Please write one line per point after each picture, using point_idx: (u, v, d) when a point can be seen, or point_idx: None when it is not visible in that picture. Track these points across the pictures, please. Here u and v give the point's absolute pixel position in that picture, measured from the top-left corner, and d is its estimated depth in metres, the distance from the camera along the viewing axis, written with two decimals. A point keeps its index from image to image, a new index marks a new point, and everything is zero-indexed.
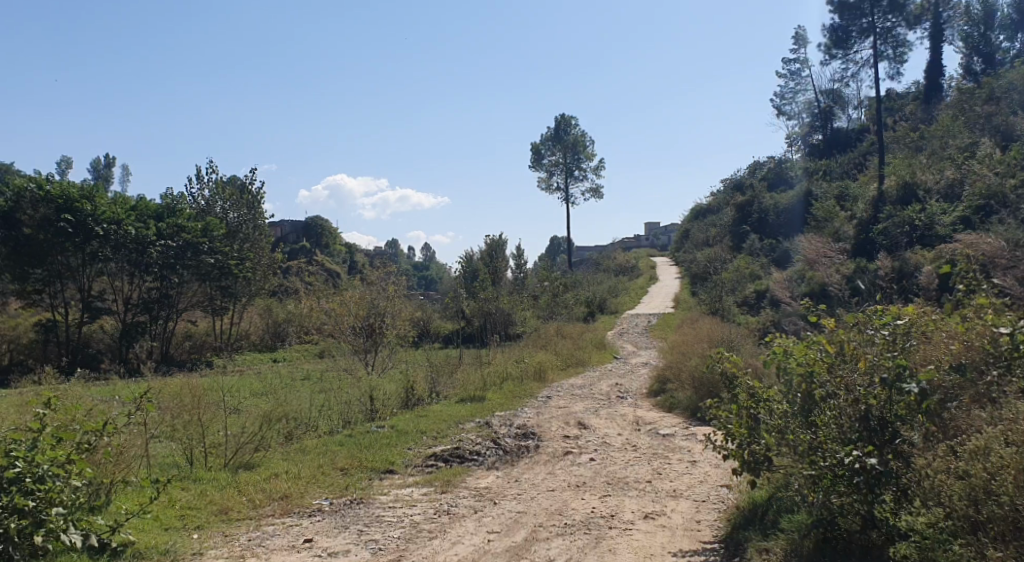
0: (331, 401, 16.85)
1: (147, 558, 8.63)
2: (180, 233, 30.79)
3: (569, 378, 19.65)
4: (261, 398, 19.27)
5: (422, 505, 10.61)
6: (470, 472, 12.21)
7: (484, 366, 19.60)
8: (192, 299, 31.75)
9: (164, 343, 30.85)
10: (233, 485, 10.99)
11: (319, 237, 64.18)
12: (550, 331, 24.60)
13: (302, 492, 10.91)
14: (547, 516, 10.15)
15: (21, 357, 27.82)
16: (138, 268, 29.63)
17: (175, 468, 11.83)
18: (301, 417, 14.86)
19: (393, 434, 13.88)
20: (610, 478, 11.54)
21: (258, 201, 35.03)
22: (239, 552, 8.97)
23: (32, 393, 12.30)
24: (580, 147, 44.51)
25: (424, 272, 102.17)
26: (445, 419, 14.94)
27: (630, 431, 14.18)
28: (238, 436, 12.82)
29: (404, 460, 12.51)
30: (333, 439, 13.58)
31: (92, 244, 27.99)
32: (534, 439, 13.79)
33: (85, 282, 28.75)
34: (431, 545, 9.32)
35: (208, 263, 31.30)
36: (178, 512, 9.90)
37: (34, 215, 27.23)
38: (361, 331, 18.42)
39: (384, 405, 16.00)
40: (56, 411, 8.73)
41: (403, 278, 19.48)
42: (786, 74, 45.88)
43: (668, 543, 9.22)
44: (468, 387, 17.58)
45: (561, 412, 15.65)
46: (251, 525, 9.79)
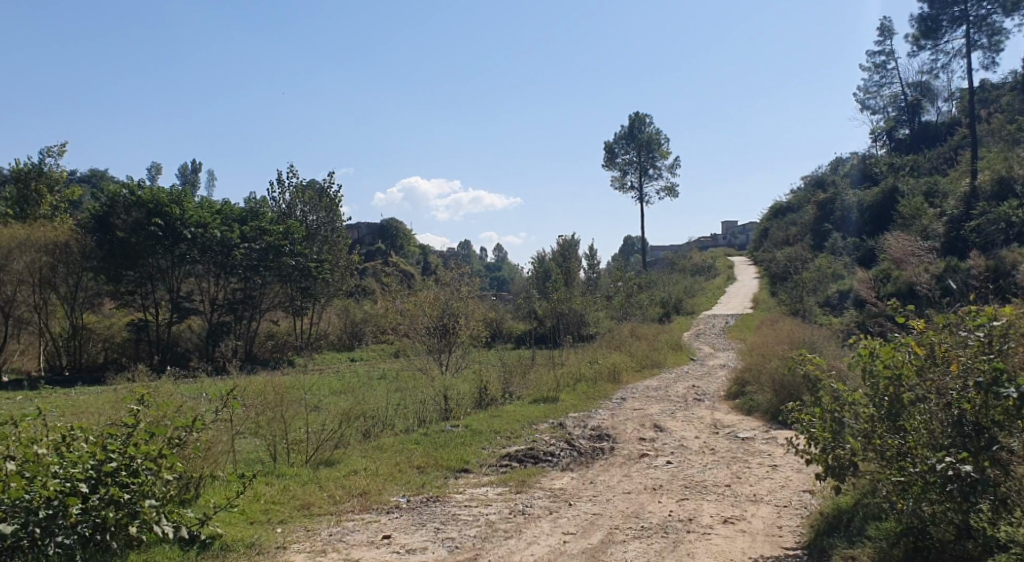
0: (406, 400, 17.09)
1: (234, 550, 8.86)
2: (263, 236, 31.68)
3: (644, 379, 19.45)
4: (339, 396, 19.67)
5: (497, 505, 10.66)
6: (545, 472, 12.21)
7: (558, 366, 19.56)
8: (275, 299, 32.82)
9: (247, 342, 31.95)
10: (314, 481, 11.25)
11: (394, 239, 65.11)
12: (624, 332, 24.42)
13: (380, 489, 11.08)
14: (623, 518, 10.07)
15: (114, 356, 29.14)
16: (224, 270, 30.72)
17: (259, 464, 12.21)
18: (379, 416, 15.13)
19: (468, 433, 14.00)
20: (688, 481, 11.39)
21: (335, 204, 35.56)
22: (321, 547, 9.17)
23: (124, 389, 12.81)
24: (655, 146, 44.05)
25: (498, 272, 102.71)
26: (519, 420, 14.98)
27: (708, 434, 13.96)
28: (319, 434, 13.18)
29: (479, 460, 12.60)
30: (408, 438, 13.75)
31: (180, 246, 29.17)
32: (609, 441, 13.71)
33: (174, 283, 29.83)
34: (506, 545, 9.34)
35: (289, 265, 32.26)
36: (263, 506, 10.20)
37: (127, 219, 28.29)
38: (436, 331, 18.61)
39: (458, 405, 16.15)
40: (149, 408, 9.09)
41: (477, 279, 19.62)
42: (871, 66, 44.35)
43: (749, 548, 9.05)
44: (541, 388, 17.60)
45: (637, 414, 15.51)
46: (332, 520, 9.99)
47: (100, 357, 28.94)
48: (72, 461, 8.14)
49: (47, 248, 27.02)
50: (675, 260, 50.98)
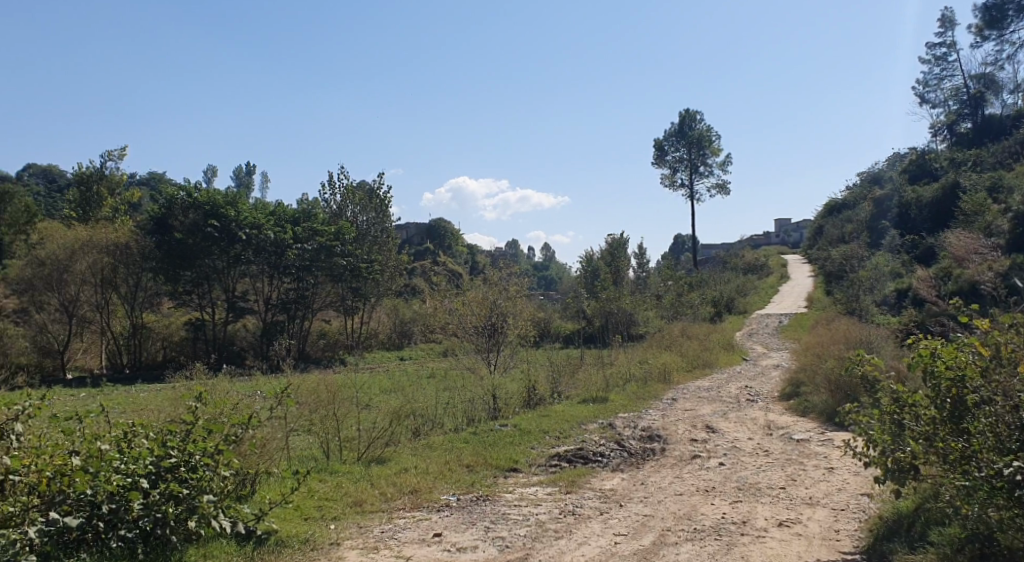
0: (455, 398, 17.18)
1: (290, 546, 9.01)
2: (315, 237, 32.08)
3: (695, 379, 19.26)
4: (389, 394, 19.84)
5: (548, 505, 10.64)
6: (595, 473, 12.16)
7: (607, 366, 19.46)
8: (326, 299, 33.27)
9: (300, 341, 32.40)
10: (366, 478, 11.37)
11: (442, 239, 65.48)
12: (674, 332, 24.21)
13: (430, 487, 11.14)
14: (675, 520, 9.97)
15: (173, 354, 29.77)
16: (277, 270, 31.25)
17: (313, 461, 12.37)
18: (428, 414, 15.23)
19: (517, 433, 14.00)
20: (741, 483, 11.22)
21: (385, 205, 35.92)
22: (373, 544, 9.24)
23: (181, 387, 13.09)
24: (706, 143, 43.55)
25: (546, 270, 102.57)
26: (568, 420, 14.94)
27: (761, 435, 13.74)
28: (370, 433, 13.34)
29: (528, 459, 12.60)
30: (458, 437, 13.81)
31: (235, 247, 29.76)
32: (660, 442, 13.59)
33: (230, 283, 30.40)
34: (557, 545, 9.32)
35: (340, 265, 32.67)
36: (317, 503, 10.34)
37: (184, 221, 29.01)
38: (484, 330, 18.67)
39: (507, 404, 16.19)
40: (207, 405, 9.25)
41: (526, 278, 19.64)
42: (931, 59, 43.25)
43: (805, 552, 8.89)
44: (590, 388, 17.53)
45: (688, 415, 15.35)
46: (384, 518, 10.07)
47: (160, 355, 29.58)
48: (132, 457, 8.34)
49: (108, 249, 27.79)
50: (726, 259, 50.32)
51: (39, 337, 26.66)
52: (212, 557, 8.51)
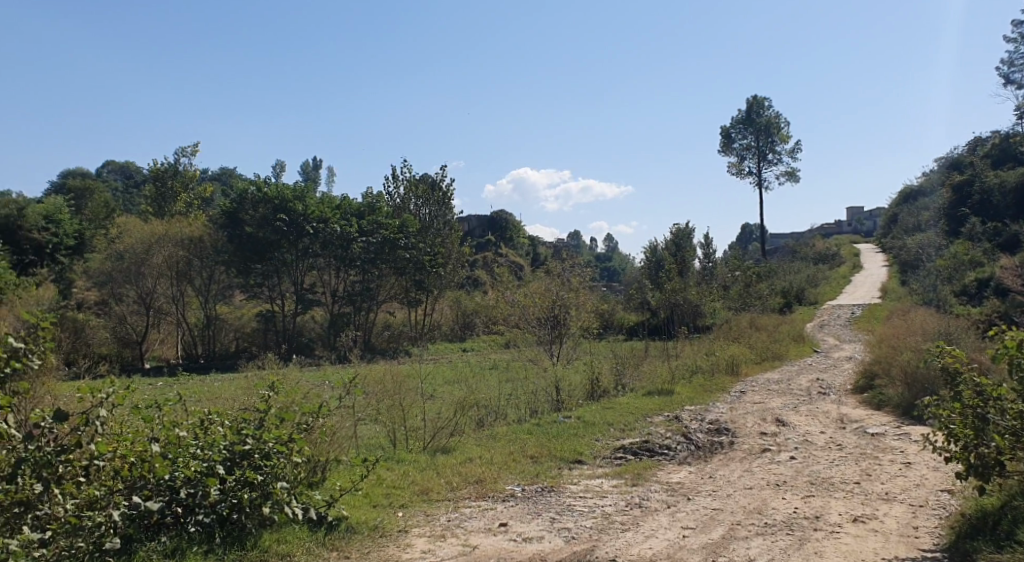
0: (518, 389, 17.21)
1: (359, 532, 9.14)
2: (379, 230, 32.43)
3: (764, 372, 18.91)
4: (454, 385, 19.97)
5: (613, 497, 10.58)
6: (661, 466, 12.04)
7: (673, 358, 19.23)
8: (391, 291, 33.67)
9: (366, 332, 32.90)
10: (432, 467, 11.50)
11: (504, 230, 65.65)
12: (743, 323, 23.79)
13: (495, 477, 11.19)
14: (745, 514, 9.81)
15: (245, 344, 30.63)
16: (343, 263, 31.77)
17: (379, 450, 12.51)
18: (491, 405, 15.31)
19: (580, 425, 13.94)
20: (813, 477, 10.98)
21: (448, 198, 36.06)
22: (441, 532, 9.32)
23: (252, 377, 13.43)
24: (774, 130, 42.64)
25: (609, 261, 101.99)
26: (632, 412, 14.83)
27: (833, 429, 13.41)
28: (435, 423, 13.46)
29: (592, 451, 12.54)
30: (522, 428, 13.82)
31: (303, 240, 30.29)
32: (728, 435, 13.38)
33: (298, 276, 31.03)
34: (624, 537, 9.26)
35: (404, 258, 32.85)
36: (385, 490, 10.48)
37: (255, 215, 29.66)
38: (546, 322, 18.61)
39: (570, 396, 16.15)
40: (279, 394, 9.42)
41: (588, 270, 19.56)
42: (1017, 38, 41.42)
43: (882, 549, 8.66)
44: (655, 380, 17.34)
45: (758, 408, 15.07)
46: (450, 506, 10.15)
47: (233, 345, 30.48)
48: (208, 443, 8.60)
49: (182, 243, 28.63)
50: (795, 249, 49.16)
51: (118, 328, 27.62)
52: (286, 542, 8.65)
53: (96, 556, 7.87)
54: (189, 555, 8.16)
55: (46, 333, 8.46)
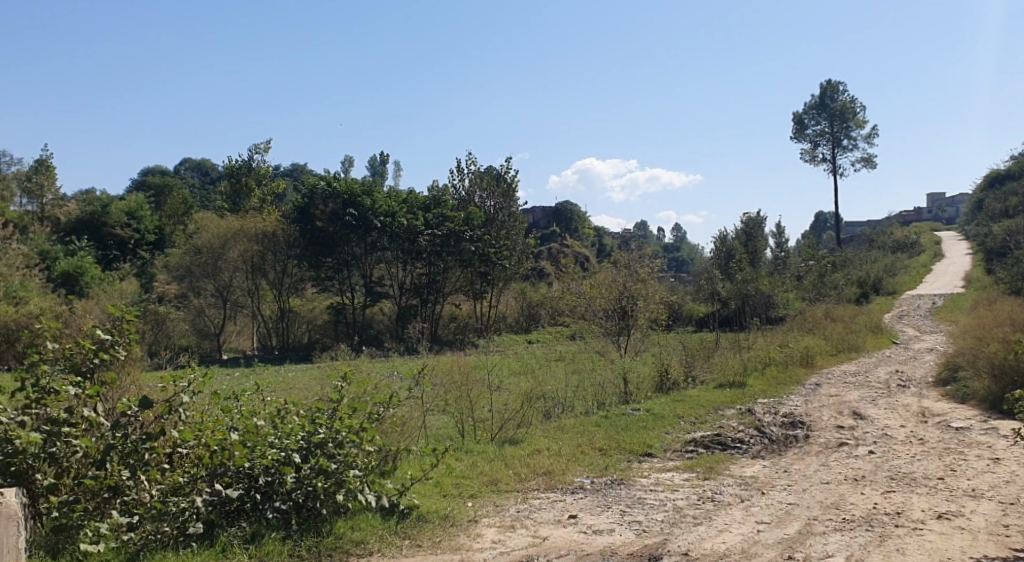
0: (586, 381, 17.14)
1: (430, 521, 9.19)
2: (445, 222, 32.35)
3: (840, 364, 18.43)
4: (521, 377, 20.04)
5: (685, 490, 10.44)
6: (734, 459, 11.83)
7: (744, 350, 18.92)
8: (456, 283, 33.89)
9: (433, 324, 33.30)
10: (500, 458, 11.52)
11: (570, 222, 65.43)
12: (818, 314, 23.24)
13: (564, 469, 11.16)
14: (822, 510, 9.57)
15: (317, 336, 31.48)
16: (410, 256, 32.07)
17: (448, 440, 12.61)
18: (558, 397, 15.29)
19: (650, 417, 13.81)
20: (894, 472, 10.65)
21: (513, 189, 35.77)
22: (510, 522, 9.33)
23: (325, 369, 13.75)
24: (849, 115, 41.48)
25: (677, 252, 100.79)
26: (704, 405, 14.63)
27: (914, 423, 13.00)
28: (502, 414, 13.55)
29: (662, 445, 12.40)
30: (589, 420, 13.76)
31: (372, 235, 30.63)
32: (803, 429, 13.09)
33: (367, 270, 31.51)
34: (696, 531, 9.15)
35: (469, 251, 32.87)
36: (455, 480, 10.56)
37: (325, 210, 30.08)
38: (614, 313, 18.49)
39: (638, 389, 16.02)
40: (351, 385, 9.56)
41: (657, 260, 19.33)
42: None
43: (969, 547, 8.35)
44: (726, 372, 17.06)
45: (834, 401, 14.70)
46: (519, 497, 10.16)
47: (305, 337, 31.42)
48: (285, 433, 8.80)
49: (257, 238, 29.34)
50: (872, 236, 47.68)
51: (197, 320, 28.75)
52: (360, 529, 8.74)
53: (180, 540, 8.14)
54: (268, 540, 8.31)
55: (131, 325, 8.77)
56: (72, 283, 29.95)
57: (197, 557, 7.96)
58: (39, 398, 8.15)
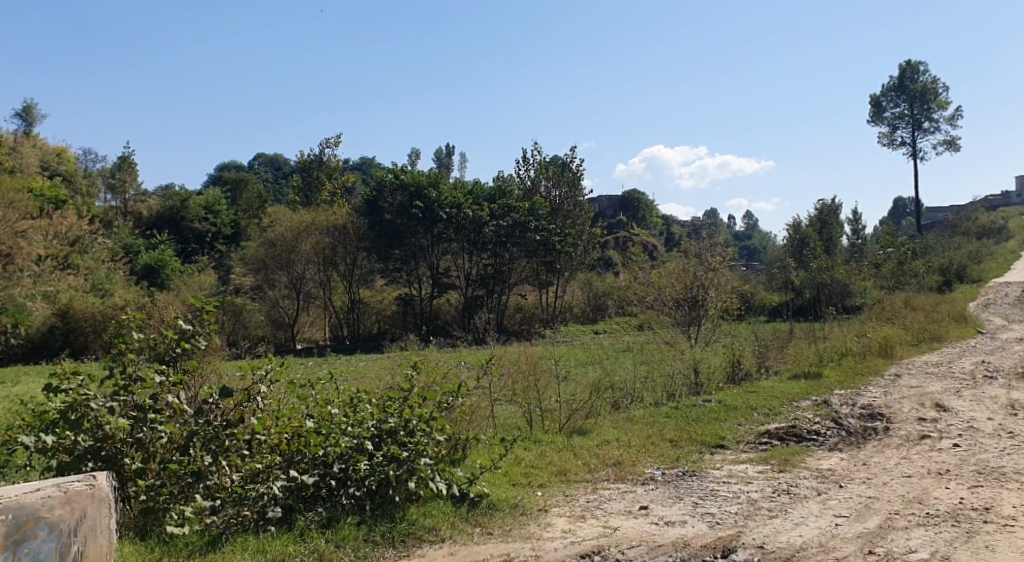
0: (655, 371, 16.96)
1: (501, 509, 9.19)
2: (510, 213, 32.29)
3: (921, 354, 17.83)
4: (589, 367, 19.95)
5: (760, 483, 10.23)
6: (810, 452, 11.56)
7: (820, 341, 18.48)
8: (522, 274, 33.91)
9: (499, 314, 33.42)
10: (569, 449, 11.51)
11: (636, 211, 64.93)
12: (897, 303, 22.53)
13: (634, 460, 11.08)
14: (904, 504, 9.29)
15: (386, 327, 31.98)
16: (476, 247, 32.16)
17: (517, 430, 12.68)
18: (626, 388, 15.16)
19: (723, 409, 13.59)
20: (981, 466, 10.25)
21: (579, 177, 35.49)
22: (580, 512, 9.29)
23: (396, 357, 13.90)
24: (930, 96, 39.97)
25: (748, 240, 99.03)
26: (778, 396, 14.34)
27: (1003, 416, 12.48)
28: (571, 404, 13.52)
29: (735, 436, 12.19)
30: (660, 411, 13.62)
31: (438, 226, 30.86)
32: (882, 421, 12.71)
33: (434, 260, 31.78)
34: (771, 524, 8.97)
35: (534, 241, 32.76)
36: (524, 470, 10.59)
37: (393, 203, 30.51)
38: (683, 303, 18.25)
39: (709, 379, 15.74)
40: (421, 374, 9.67)
41: (730, 249, 18.89)
42: None
43: None
44: (801, 362, 16.73)
45: (915, 392, 14.24)
46: (589, 488, 10.13)
47: (375, 328, 31.91)
48: (358, 421, 8.97)
49: (328, 231, 29.86)
50: (954, 221, 45.97)
51: (272, 311, 29.43)
52: (432, 516, 8.80)
53: (260, 524, 8.35)
54: (344, 526, 8.44)
55: (211, 315, 9.07)
56: (154, 275, 31.01)
57: (277, 541, 8.14)
58: (126, 385, 8.46)
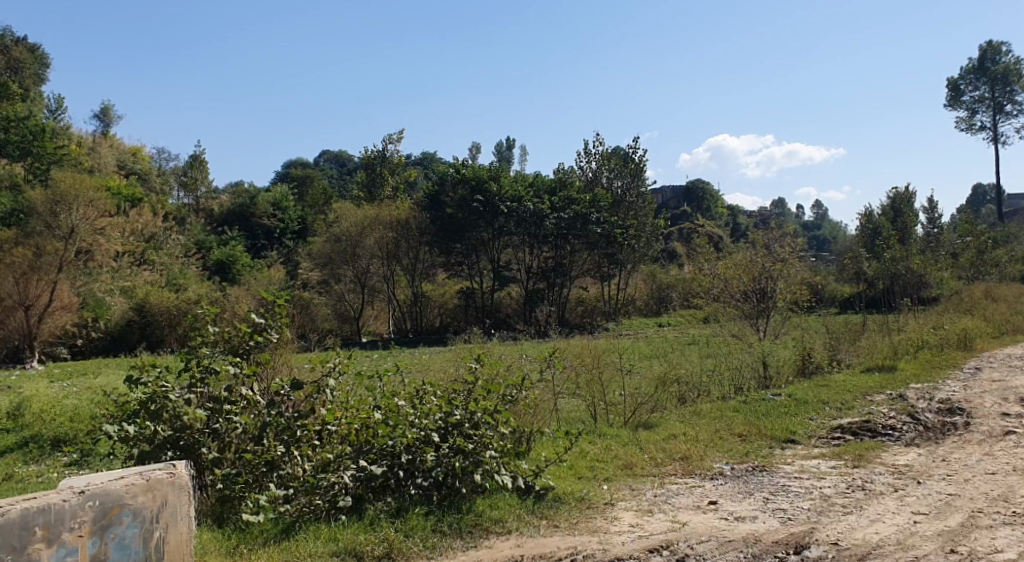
0: (722, 364, 16.68)
1: (567, 502, 9.14)
2: (571, 205, 32.02)
3: (1004, 347, 17.16)
4: (654, 360, 19.76)
5: (833, 478, 9.99)
6: (885, 447, 11.22)
7: (894, 333, 17.92)
8: (583, 266, 33.72)
9: (560, 307, 33.29)
10: (635, 443, 11.40)
11: (702, 201, 63.94)
12: (977, 294, 21.74)
13: (702, 455, 10.90)
14: (988, 502, 8.95)
15: (448, 320, 32.27)
16: (536, 240, 32.10)
17: (581, 423, 12.62)
18: (693, 381, 14.93)
19: (793, 403, 13.29)
20: None
21: (642, 169, 35.07)
22: (648, 507, 9.19)
23: (461, 349, 13.97)
24: (1013, 78, 38.36)
25: (818, 231, 96.81)
26: (851, 390, 13.96)
27: None
28: (636, 397, 13.38)
29: (807, 431, 11.92)
30: (727, 405, 13.38)
31: (499, 220, 30.87)
32: (962, 416, 12.28)
33: (494, 254, 31.86)
34: (846, 520, 8.73)
35: (596, 233, 32.49)
36: (589, 463, 10.54)
37: (455, 197, 30.70)
38: (751, 295, 17.88)
39: (778, 373, 15.42)
40: (485, 366, 9.70)
41: (800, 239, 18.43)
42: None
43: None
44: (874, 356, 16.28)
45: (998, 386, 13.71)
46: (656, 482, 10.01)
47: (437, 321, 32.25)
48: (424, 413, 9.03)
49: (391, 225, 30.20)
50: None
51: (338, 305, 29.95)
52: (498, 508, 8.80)
53: (332, 513, 8.47)
54: (412, 515, 8.49)
55: (282, 309, 9.26)
56: (225, 270, 31.85)
57: (348, 529, 8.24)
58: (202, 377, 8.71)
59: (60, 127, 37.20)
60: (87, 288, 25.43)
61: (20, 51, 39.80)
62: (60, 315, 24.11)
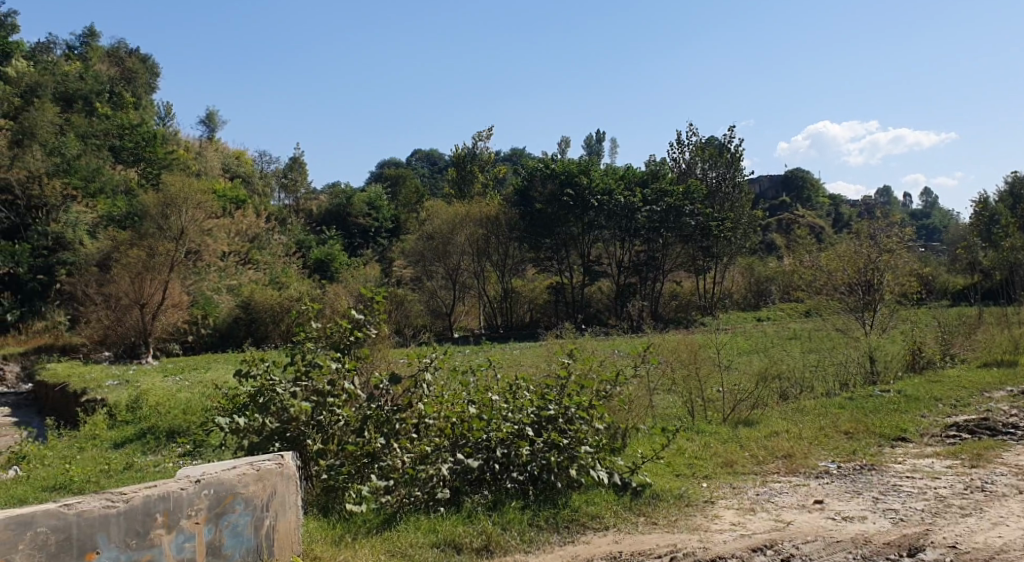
0: (825, 359, 16.13)
1: (665, 499, 8.98)
2: (663, 198, 31.48)
3: None
4: (752, 355, 19.30)
5: (949, 478, 9.49)
6: (1007, 447, 10.59)
7: (1014, 326, 16.94)
8: (677, 260, 33.17)
9: (653, 302, 32.87)
10: (735, 440, 11.13)
11: (801, 191, 62.07)
12: None
13: (806, 453, 10.54)
14: None
15: (539, 315, 32.31)
16: (628, 234, 31.75)
17: (677, 419, 12.42)
18: (795, 377, 14.48)
19: (903, 399, 12.73)
20: None
21: (738, 158, 34.19)
22: (749, 505, 8.95)
23: (554, 343, 13.92)
24: None
25: (926, 219, 92.51)
26: (966, 386, 13.26)
27: None
28: (735, 393, 13.08)
29: (918, 429, 11.38)
30: (832, 401, 12.93)
31: (589, 214, 30.75)
32: None
33: (585, 249, 31.74)
34: (964, 523, 8.28)
35: (690, 226, 31.87)
36: (688, 460, 10.34)
37: (544, 192, 30.85)
38: (857, 287, 17.18)
39: (886, 368, 14.76)
40: (578, 362, 9.64)
41: (908, 228, 17.63)
42: None
43: None
44: (992, 351, 15.44)
45: None
46: (757, 480, 9.73)
47: (528, 317, 32.33)
48: (517, 408, 9.07)
49: (482, 222, 30.41)
50: None
51: (430, 301, 30.34)
52: (595, 503, 8.73)
53: (431, 505, 8.56)
54: (509, 509, 8.51)
55: (380, 304, 9.42)
56: (324, 269, 32.79)
57: (447, 521, 8.31)
58: (307, 371, 8.92)
59: (169, 134, 38.99)
60: (197, 286, 26.37)
61: (133, 62, 41.78)
62: (172, 313, 25.05)
